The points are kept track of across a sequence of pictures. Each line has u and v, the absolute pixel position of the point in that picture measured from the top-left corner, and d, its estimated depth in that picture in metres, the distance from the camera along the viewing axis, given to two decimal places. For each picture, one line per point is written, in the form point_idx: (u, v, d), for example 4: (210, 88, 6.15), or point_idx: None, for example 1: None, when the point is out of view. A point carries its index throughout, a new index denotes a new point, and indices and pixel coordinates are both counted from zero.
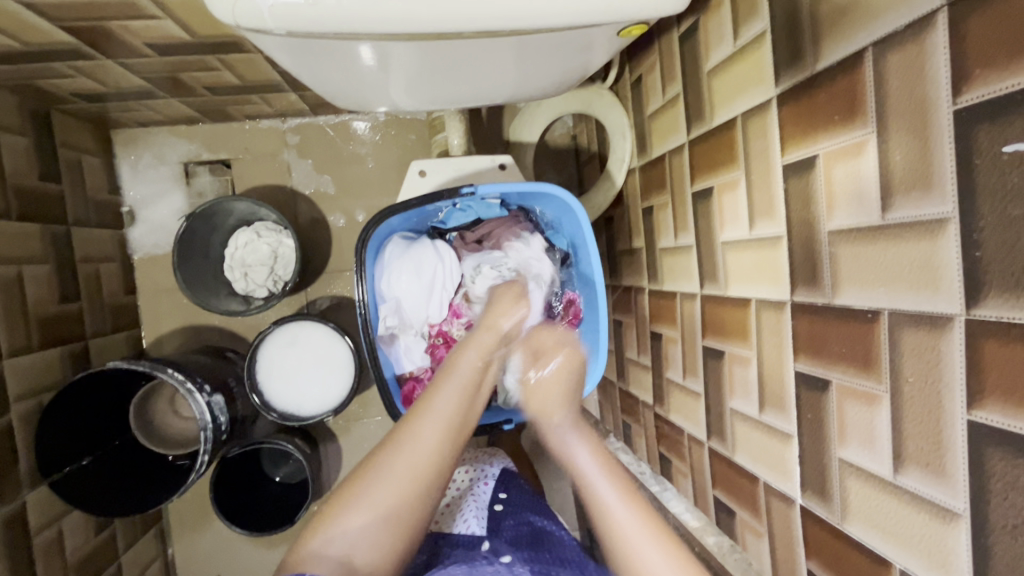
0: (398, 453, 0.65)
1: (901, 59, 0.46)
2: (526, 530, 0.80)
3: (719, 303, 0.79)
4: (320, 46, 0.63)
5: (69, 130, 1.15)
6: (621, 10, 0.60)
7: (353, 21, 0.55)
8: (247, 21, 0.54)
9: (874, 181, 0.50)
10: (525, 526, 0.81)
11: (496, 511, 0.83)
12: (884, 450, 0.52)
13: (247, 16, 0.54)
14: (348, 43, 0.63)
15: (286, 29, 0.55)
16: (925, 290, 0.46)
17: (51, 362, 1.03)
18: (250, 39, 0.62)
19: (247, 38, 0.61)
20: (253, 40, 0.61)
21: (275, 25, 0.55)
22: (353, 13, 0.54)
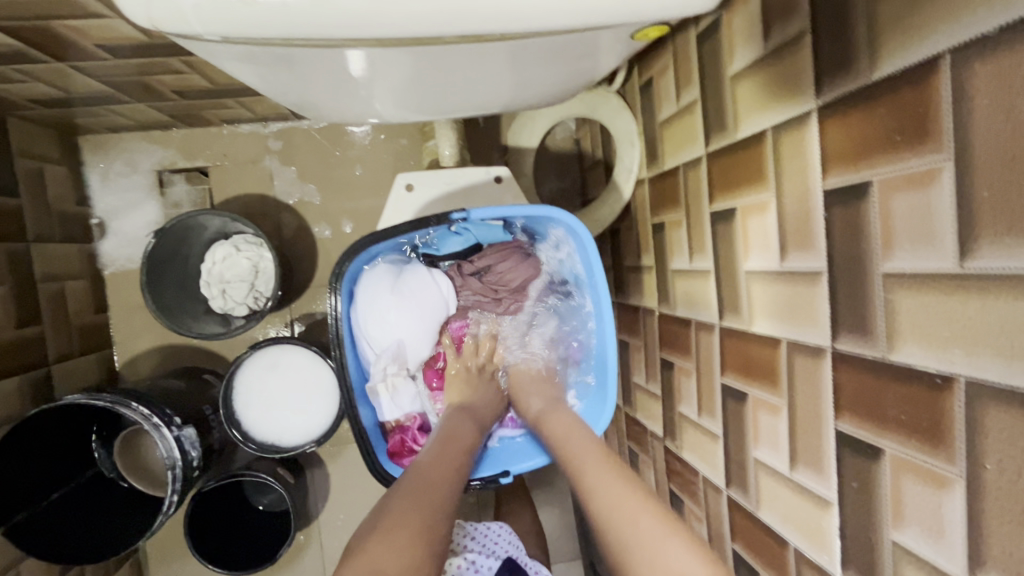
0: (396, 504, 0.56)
1: (994, 70, 0.37)
2: None
3: (741, 339, 0.70)
4: (279, 55, 0.55)
5: (28, 138, 1.06)
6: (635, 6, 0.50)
7: (314, 24, 0.46)
8: (173, 26, 0.46)
9: (949, 219, 0.40)
10: None
11: None
12: (956, 544, 0.43)
13: (175, 22, 0.46)
14: (308, 50, 0.54)
15: (220, 35, 0.46)
16: (1019, 360, 0.37)
17: (7, 393, 0.95)
18: (196, 50, 0.54)
19: (189, 46, 0.52)
20: (198, 50, 0.53)
21: (206, 30, 0.46)
22: (309, 14, 0.45)
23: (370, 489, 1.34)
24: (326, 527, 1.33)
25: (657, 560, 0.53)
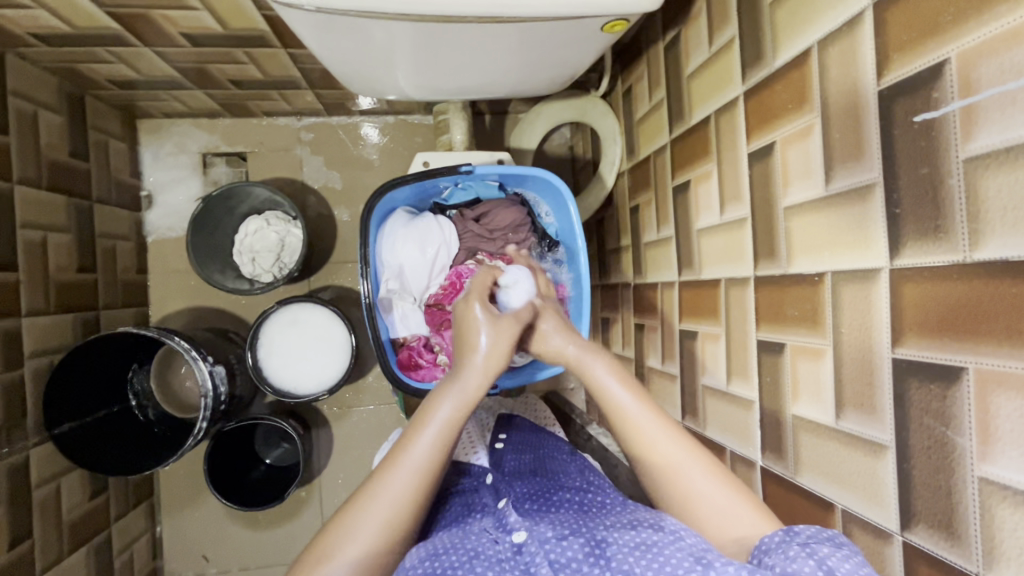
0: (377, 496, 0.60)
1: (839, 51, 0.54)
2: (528, 463, 0.82)
3: (694, 287, 0.85)
4: (345, 25, 0.73)
5: (100, 115, 1.24)
6: None
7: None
8: None
9: (820, 158, 0.57)
10: (527, 460, 0.83)
11: (497, 450, 0.87)
12: (829, 399, 0.57)
13: None
14: (368, 21, 0.72)
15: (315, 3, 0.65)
16: (859, 249, 0.53)
17: (65, 326, 1.09)
18: (282, 17, 0.72)
19: (280, 15, 0.71)
20: (284, 17, 0.71)
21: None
22: None
23: (369, 452, 1.45)
24: (327, 485, 1.43)
25: (649, 435, 0.65)
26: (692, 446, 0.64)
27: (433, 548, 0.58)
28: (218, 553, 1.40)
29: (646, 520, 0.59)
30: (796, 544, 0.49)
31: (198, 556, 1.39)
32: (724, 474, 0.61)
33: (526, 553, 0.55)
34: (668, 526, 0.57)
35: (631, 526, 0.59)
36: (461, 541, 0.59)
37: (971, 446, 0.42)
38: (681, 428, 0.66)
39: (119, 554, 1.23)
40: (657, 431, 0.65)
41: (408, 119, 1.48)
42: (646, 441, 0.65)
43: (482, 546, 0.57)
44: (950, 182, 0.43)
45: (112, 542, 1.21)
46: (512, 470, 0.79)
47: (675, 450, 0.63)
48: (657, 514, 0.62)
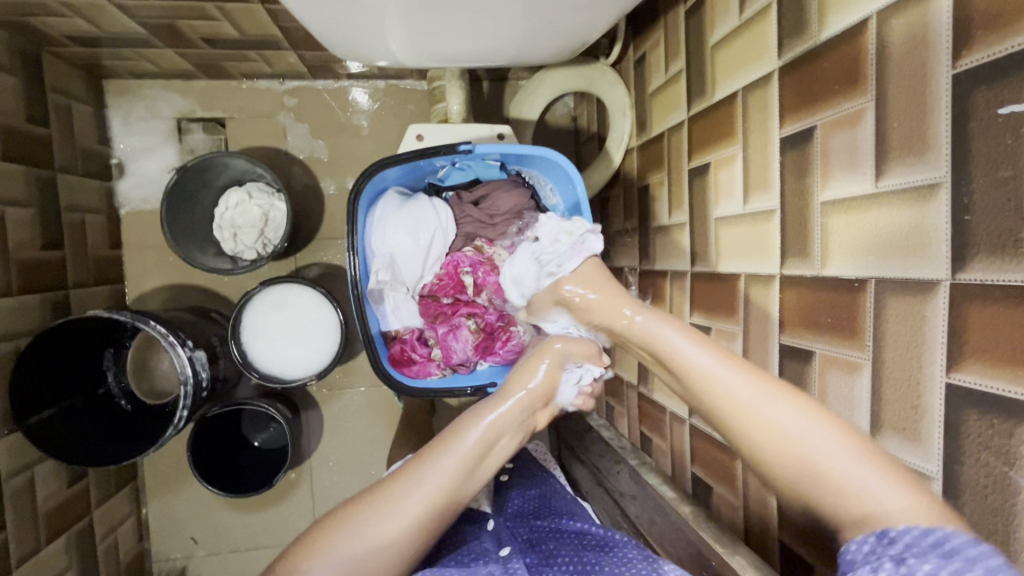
0: (386, 510, 0.58)
1: (904, 24, 0.47)
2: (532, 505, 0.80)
3: (710, 280, 0.79)
4: None
5: (60, 74, 1.13)
6: None
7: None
8: None
9: (869, 150, 0.50)
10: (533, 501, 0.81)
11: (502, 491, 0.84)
12: (862, 417, 0.52)
13: None
14: None
15: None
16: (912, 256, 0.47)
17: (31, 308, 1.02)
18: None
19: None
20: None
21: None
22: None
23: (360, 435, 1.41)
24: (317, 468, 1.40)
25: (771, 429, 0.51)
26: (799, 404, 0.51)
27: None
28: (206, 536, 1.37)
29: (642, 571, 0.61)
30: (890, 558, 0.42)
31: (186, 538, 1.36)
32: (874, 452, 0.47)
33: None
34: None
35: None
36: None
37: None
38: (815, 405, 0.51)
39: (102, 540, 1.19)
40: (758, 399, 0.53)
41: (399, 84, 1.37)
42: (744, 410, 0.54)
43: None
44: None
45: (95, 529, 1.17)
46: (516, 514, 0.78)
47: (802, 426, 0.50)
48: (652, 562, 0.63)
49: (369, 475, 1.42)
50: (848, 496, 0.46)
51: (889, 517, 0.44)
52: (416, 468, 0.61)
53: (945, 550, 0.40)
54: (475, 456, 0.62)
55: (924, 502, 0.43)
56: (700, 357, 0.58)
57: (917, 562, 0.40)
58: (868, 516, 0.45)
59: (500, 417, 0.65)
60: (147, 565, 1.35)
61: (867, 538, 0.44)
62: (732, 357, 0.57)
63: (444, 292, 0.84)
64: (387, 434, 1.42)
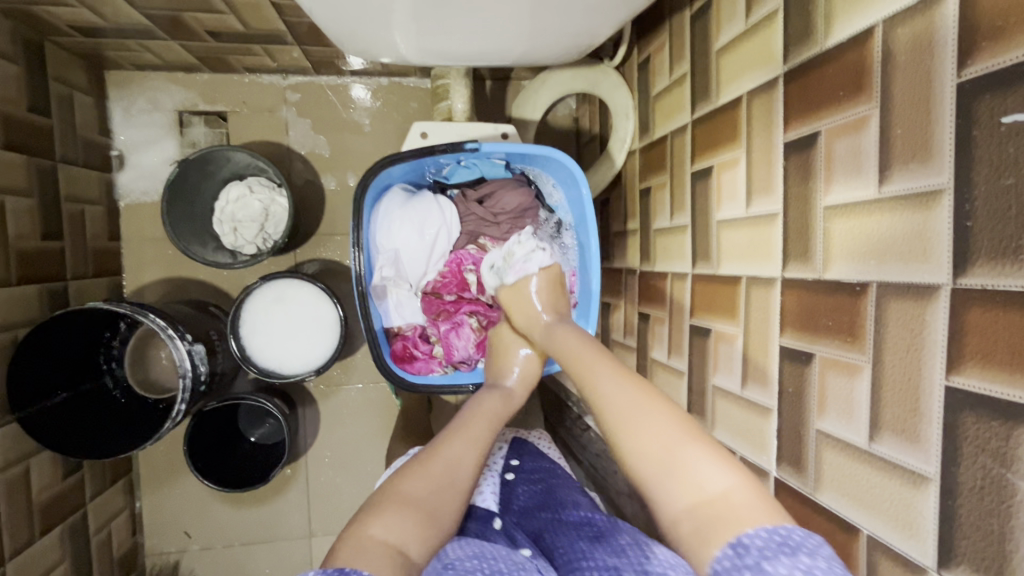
0: (437, 460, 0.62)
1: (910, 33, 0.47)
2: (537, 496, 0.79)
3: (710, 282, 0.80)
4: None
5: (62, 65, 1.12)
6: None
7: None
8: None
9: (873, 155, 0.51)
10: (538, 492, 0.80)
11: (508, 481, 0.83)
12: (861, 418, 0.53)
13: None
14: None
15: None
16: (914, 261, 0.47)
17: (29, 298, 1.01)
18: None
19: None
20: None
21: None
22: None
23: (357, 431, 1.41)
24: (313, 464, 1.40)
25: (626, 412, 0.57)
26: (659, 405, 0.57)
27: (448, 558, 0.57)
28: (201, 530, 1.36)
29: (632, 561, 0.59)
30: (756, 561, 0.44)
31: (179, 533, 1.36)
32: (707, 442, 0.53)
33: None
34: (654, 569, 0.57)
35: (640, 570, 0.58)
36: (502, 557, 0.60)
37: None
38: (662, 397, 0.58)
39: (96, 533, 1.19)
40: (632, 399, 0.58)
41: (402, 82, 1.37)
42: (617, 404, 0.58)
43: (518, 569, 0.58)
44: None
45: (89, 521, 1.17)
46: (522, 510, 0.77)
47: (664, 420, 0.54)
48: (643, 549, 0.61)
49: (365, 471, 1.41)
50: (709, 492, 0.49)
51: (734, 505, 0.48)
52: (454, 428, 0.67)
53: (788, 545, 0.44)
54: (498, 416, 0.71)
55: (750, 485, 0.50)
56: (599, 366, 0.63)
57: (772, 567, 0.42)
58: (701, 504, 0.49)
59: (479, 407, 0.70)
60: (140, 559, 1.34)
61: (721, 549, 0.46)
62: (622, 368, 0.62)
63: (448, 290, 0.84)
64: (384, 430, 1.42)
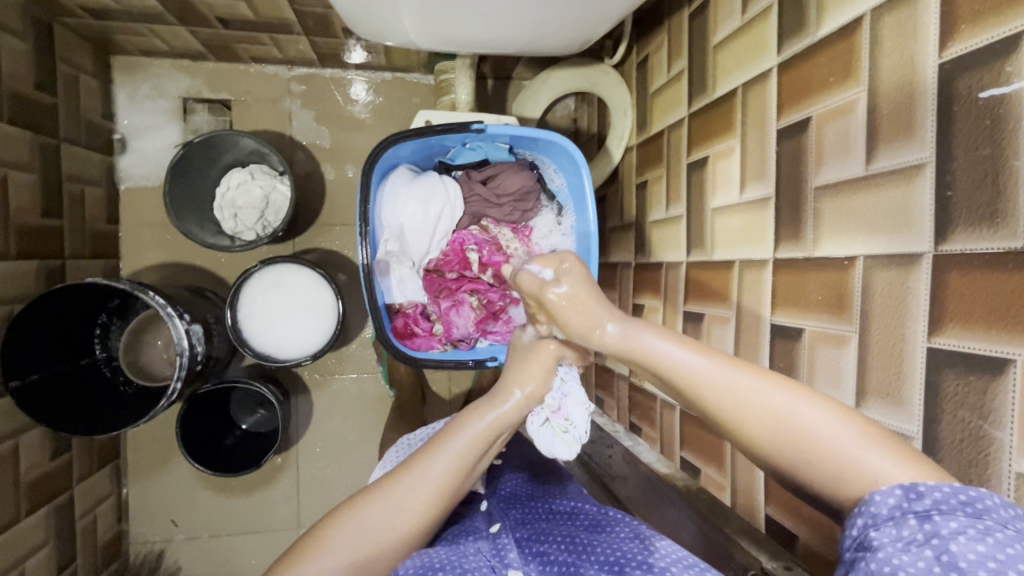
0: (400, 486, 0.59)
1: (895, 20, 0.51)
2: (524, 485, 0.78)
3: (704, 268, 0.82)
4: None
5: (70, 46, 1.13)
6: None
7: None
8: None
9: (861, 137, 0.54)
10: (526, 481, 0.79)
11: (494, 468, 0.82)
12: (848, 387, 0.55)
13: None
14: None
15: None
16: (897, 232, 0.50)
17: (26, 273, 1.01)
18: None
19: None
20: None
21: None
22: None
23: (349, 422, 1.41)
24: (304, 453, 1.39)
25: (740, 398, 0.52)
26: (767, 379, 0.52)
27: (430, 561, 0.57)
28: (187, 519, 1.35)
29: (632, 556, 0.57)
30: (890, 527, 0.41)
31: (166, 521, 1.34)
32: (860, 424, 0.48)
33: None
34: (657, 564, 0.56)
35: (615, 568, 0.56)
36: (458, 558, 0.58)
37: (1011, 441, 0.41)
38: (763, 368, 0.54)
39: (81, 517, 1.17)
40: (757, 393, 0.52)
41: (405, 78, 1.40)
42: (747, 407, 0.52)
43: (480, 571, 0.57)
44: (1016, 164, 0.41)
45: (75, 505, 1.15)
46: (508, 496, 0.76)
47: (772, 398, 0.51)
48: (643, 543, 0.59)
49: (356, 462, 1.41)
50: (866, 488, 0.44)
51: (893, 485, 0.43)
52: (426, 454, 0.62)
53: (975, 509, 0.40)
54: (479, 444, 0.64)
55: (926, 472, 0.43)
56: (718, 370, 0.55)
57: (945, 520, 0.40)
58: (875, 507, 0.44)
59: (500, 416, 0.66)
60: (124, 547, 1.32)
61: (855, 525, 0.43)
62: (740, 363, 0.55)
63: (449, 268, 0.86)
64: (376, 422, 1.42)
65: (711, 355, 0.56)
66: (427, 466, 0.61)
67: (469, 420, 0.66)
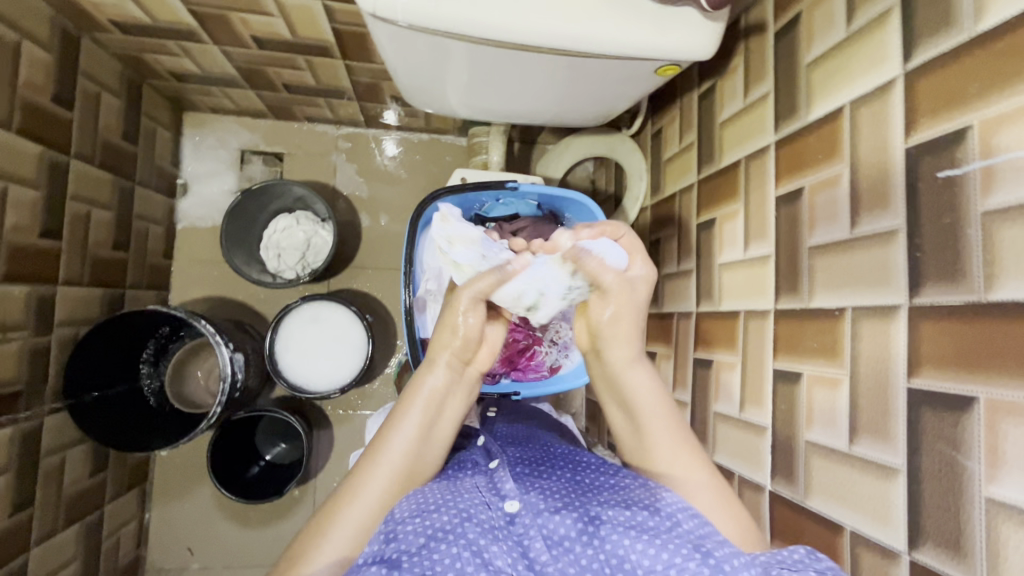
0: (368, 482, 0.63)
1: (869, 111, 0.61)
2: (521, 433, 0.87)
3: (712, 319, 0.90)
4: (428, 44, 0.77)
5: (153, 104, 1.30)
6: (664, 47, 0.75)
7: (458, 22, 0.69)
8: (379, 11, 0.68)
9: (846, 206, 0.63)
10: (522, 429, 0.89)
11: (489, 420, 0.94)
12: (842, 425, 0.61)
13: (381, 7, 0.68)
14: (452, 43, 0.76)
15: (410, 23, 0.69)
16: (880, 287, 0.58)
17: (92, 299, 1.12)
18: (372, 30, 0.76)
19: (371, 29, 0.75)
20: (374, 31, 0.75)
21: (403, 18, 0.69)
22: (464, 17, 0.69)
23: None
24: (322, 487, 1.43)
25: (675, 461, 0.67)
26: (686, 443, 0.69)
27: (422, 503, 0.59)
28: (204, 547, 1.37)
29: (640, 500, 0.60)
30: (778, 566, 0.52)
31: (183, 549, 1.37)
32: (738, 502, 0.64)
33: (519, 524, 0.58)
34: (664, 509, 0.59)
35: (624, 506, 0.60)
36: (452, 499, 0.60)
37: (979, 470, 0.47)
38: (679, 420, 0.71)
39: (107, 538, 1.21)
40: (677, 452, 0.68)
41: (440, 138, 1.55)
42: (677, 467, 0.67)
43: (474, 508, 0.59)
44: (970, 232, 0.50)
45: (104, 524, 1.20)
46: (504, 436, 0.85)
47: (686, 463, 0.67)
48: (652, 491, 0.62)
49: None
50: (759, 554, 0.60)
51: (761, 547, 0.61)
52: (381, 443, 0.66)
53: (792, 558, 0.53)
54: (432, 407, 0.69)
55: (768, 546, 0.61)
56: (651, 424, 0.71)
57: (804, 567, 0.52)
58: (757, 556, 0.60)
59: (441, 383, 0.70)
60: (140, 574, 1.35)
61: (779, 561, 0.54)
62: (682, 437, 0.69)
63: None
64: None
65: (664, 402, 0.71)
66: (386, 454, 0.65)
67: (426, 379, 0.70)
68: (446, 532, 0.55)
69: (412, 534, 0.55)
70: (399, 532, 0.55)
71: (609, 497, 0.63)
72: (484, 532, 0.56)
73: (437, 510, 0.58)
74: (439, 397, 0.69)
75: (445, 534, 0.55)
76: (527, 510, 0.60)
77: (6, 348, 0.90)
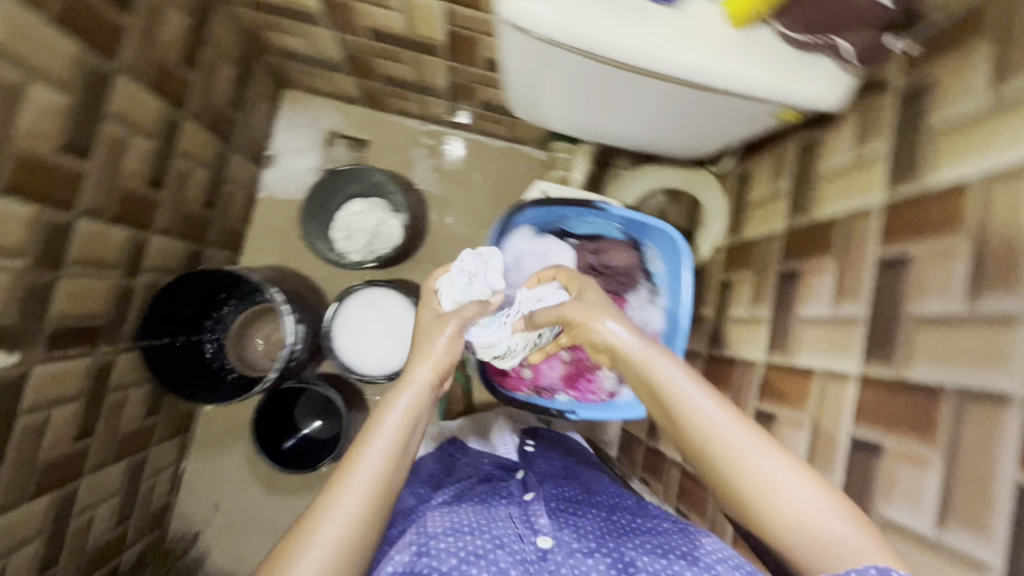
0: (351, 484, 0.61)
1: (1005, 187, 0.58)
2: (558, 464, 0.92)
3: (783, 371, 0.87)
4: (552, 57, 0.78)
5: (261, 77, 1.36)
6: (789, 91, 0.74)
7: (593, 40, 0.70)
8: (519, 18, 0.69)
9: (963, 282, 0.60)
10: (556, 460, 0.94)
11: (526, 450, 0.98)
12: (929, 507, 0.59)
13: (521, 14, 0.69)
14: (576, 59, 0.77)
15: (545, 35, 0.71)
16: (995, 372, 0.56)
17: (177, 250, 1.17)
18: (500, 36, 0.78)
19: (500, 35, 0.76)
20: (503, 37, 0.77)
21: (540, 30, 0.70)
22: (600, 36, 0.70)
23: None
24: None
25: (733, 444, 0.63)
26: (748, 427, 0.63)
27: (458, 525, 0.67)
28: (229, 506, 1.41)
29: (680, 548, 0.64)
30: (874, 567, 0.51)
31: (210, 504, 1.41)
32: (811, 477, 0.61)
33: (550, 561, 0.65)
34: (703, 559, 0.62)
35: (661, 554, 0.64)
36: (487, 526, 0.67)
37: None
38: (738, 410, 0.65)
39: (147, 479, 1.25)
40: (737, 433, 0.63)
41: (518, 148, 1.56)
42: (730, 445, 0.63)
43: (507, 537, 0.67)
44: None
45: (147, 465, 1.24)
46: (543, 471, 0.89)
47: (746, 444, 0.62)
48: (690, 538, 0.66)
49: None
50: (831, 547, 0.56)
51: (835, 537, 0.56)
52: (362, 447, 0.63)
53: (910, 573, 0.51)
54: (405, 426, 0.65)
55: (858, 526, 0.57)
56: (705, 400, 0.65)
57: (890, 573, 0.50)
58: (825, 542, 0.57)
59: (419, 394, 0.68)
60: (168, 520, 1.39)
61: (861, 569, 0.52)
62: (730, 407, 0.65)
63: None
64: None
65: (704, 387, 0.66)
66: (366, 457, 0.62)
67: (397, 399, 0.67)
68: (480, 555, 0.63)
69: (445, 552, 0.63)
70: (432, 549, 0.63)
71: (643, 542, 0.67)
72: (514, 562, 0.63)
73: (469, 535, 0.65)
74: (415, 406, 0.67)
75: (476, 559, 0.63)
76: (559, 547, 0.67)
77: (100, 283, 0.96)
